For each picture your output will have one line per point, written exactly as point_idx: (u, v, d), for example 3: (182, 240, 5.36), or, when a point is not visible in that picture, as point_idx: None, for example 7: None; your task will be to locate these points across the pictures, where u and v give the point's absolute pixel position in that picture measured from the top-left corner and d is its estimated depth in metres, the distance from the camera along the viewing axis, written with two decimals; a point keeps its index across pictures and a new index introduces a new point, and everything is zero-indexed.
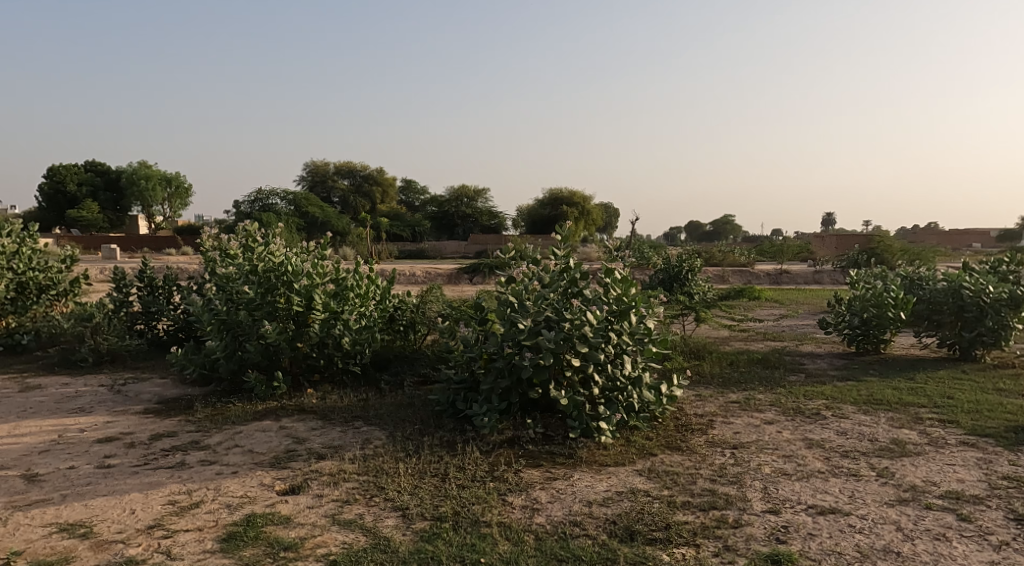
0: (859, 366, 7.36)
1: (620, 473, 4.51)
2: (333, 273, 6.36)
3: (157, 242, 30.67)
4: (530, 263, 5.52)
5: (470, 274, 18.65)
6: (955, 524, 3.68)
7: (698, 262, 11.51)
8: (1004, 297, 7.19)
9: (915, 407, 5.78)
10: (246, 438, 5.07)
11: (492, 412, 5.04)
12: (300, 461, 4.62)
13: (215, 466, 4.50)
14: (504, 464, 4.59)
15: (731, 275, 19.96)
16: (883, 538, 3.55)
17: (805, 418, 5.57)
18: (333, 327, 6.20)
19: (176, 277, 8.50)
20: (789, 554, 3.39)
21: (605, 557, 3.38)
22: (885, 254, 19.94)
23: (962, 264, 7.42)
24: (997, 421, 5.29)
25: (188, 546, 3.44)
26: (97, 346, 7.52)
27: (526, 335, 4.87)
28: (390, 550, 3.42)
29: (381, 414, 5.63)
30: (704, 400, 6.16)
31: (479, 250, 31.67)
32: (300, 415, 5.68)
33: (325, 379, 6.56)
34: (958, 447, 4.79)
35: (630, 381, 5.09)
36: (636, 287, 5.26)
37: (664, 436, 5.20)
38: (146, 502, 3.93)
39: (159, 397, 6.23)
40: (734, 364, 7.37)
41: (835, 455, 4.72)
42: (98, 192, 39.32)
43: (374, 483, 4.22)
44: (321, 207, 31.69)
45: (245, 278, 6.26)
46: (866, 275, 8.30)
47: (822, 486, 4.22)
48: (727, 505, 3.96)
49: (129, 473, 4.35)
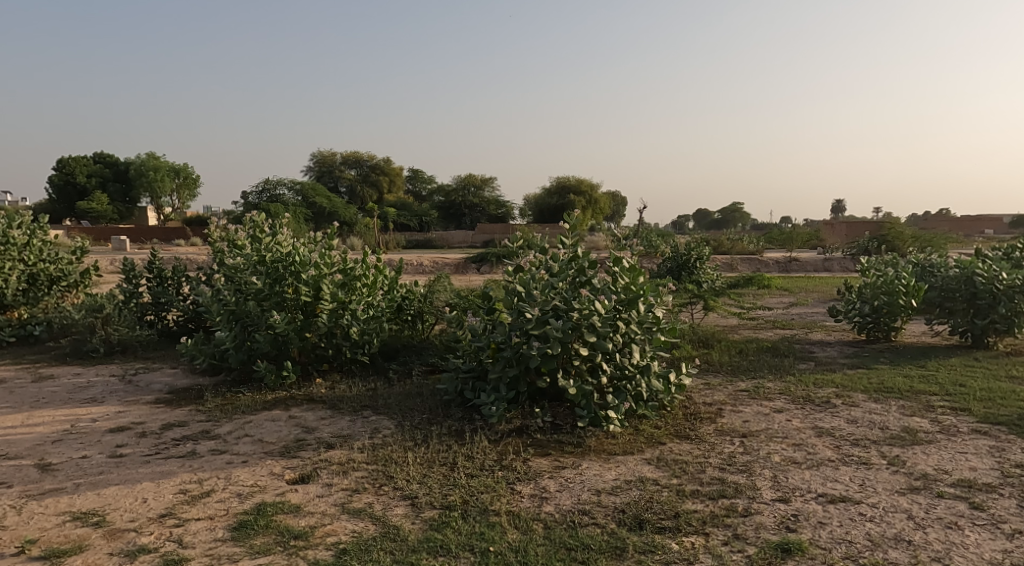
0: (870, 354, 7.31)
1: (628, 462, 4.50)
2: (341, 263, 6.35)
3: (168, 233, 30.69)
4: (538, 252, 5.50)
5: (478, 262, 18.71)
6: (967, 512, 3.66)
7: (707, 250, 11.52)
8: (1018, 283, 7.09)
9: (926, 395, 5.74)
10: (256, 427, 5.09)
11: (500, 401, 5.03)
12: (310, 450, 4.64)
13: (226, 456, 4.52)
14: (512, 453, 4.59)
15: (742, 262, 19.88)
16: (895, 526, 3.54)
17: (815, 406, 5.55)
18: (341, 317, 6.24)
19: (185, 268, 8.54)
20: (799, 543, 3.38)
21: (614, 546, 3.38)
22: (896, 242, 19.79)
23: (975, 251, 7.33)
24: (1009, 409, 5.25)
25: (200, 534, 3.46)
26: (108, 337, 7.57)
27: (534, 324, 4.87)
28: (400, 539, 3.43)
29: (390, 404, 5.64)
30: (713, 389, 6.14)
31: (485, 242, 31.49)
32: (309, 404, 5.71)
33: (334, 368, 6.58)
34: (971, 435, 4.75)
35: (639, 369, 5.07)
36: (644, 275, 5.28)
37: (673, 425, 5.19)
38: (158, 491, 3.95)
39: (170, 387, 6.27)
40: (744, 353, 7.34)
41: (846, 443, 4.70)
42: (108, 183, 39.46)
43: (383, 472, 4.23)
44: (328, 195, 31.73)
45: (252, 268, 6.26)
46: (878, 262, 8.22)
47: (833, 474, 4.20)
48: (736, 494, 3.95)
49: (140, 462, 4.38)
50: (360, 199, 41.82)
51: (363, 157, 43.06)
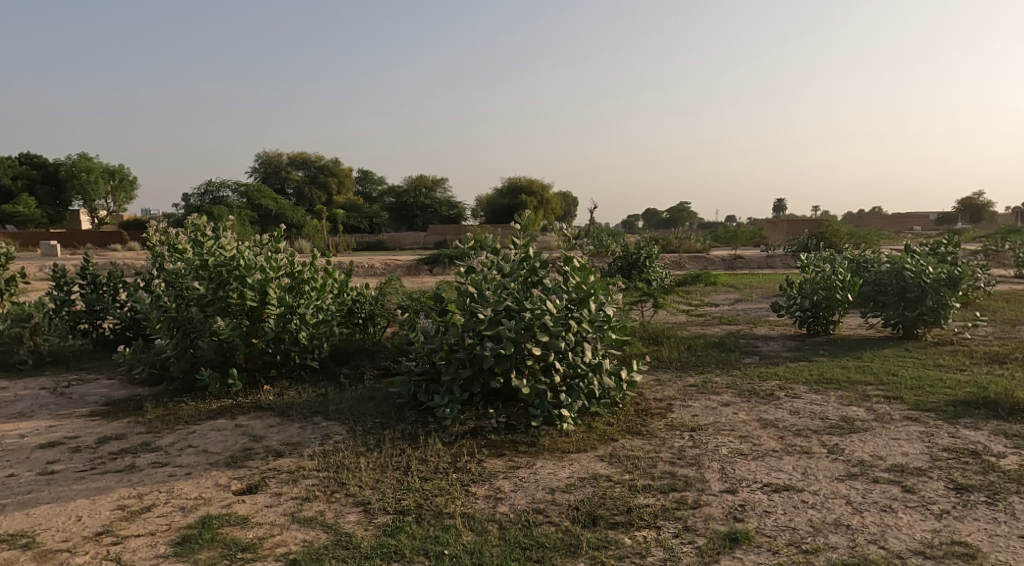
0: (811, 347, 7.53)
1: (582, 459, 4.56)
2: (288, 266, 6.28)
3: (102, 237, 29.77)
4: (489, 252, 5.49)
5: (430, 264, 18.65)
6: (900, 495, 3.81)
7: (656, 249, 11.72)
8: (943, 277, 7.40)
9: (863, 385, 5.95)
10: (200, 437, 4.99)
11: (453, 403, 5.04)
12: (257, 459, 4.56)
13: (167, 468, 4.41)
14: (467, 455, 4.60)
15: (689, 261, 20.30)
16: (834, 512, 3.66)
17: (759, 399, 5.70)
18: (289, 322, 6.15)
19: (121, 274, 8.33)
20: (746, 532, 3.47)
21: (568, 543, 3.42)
22: (832, 239, 20.43)
23: (904, 247, 7.59)
24: (938, 396, 5.49)
25: (139, 552, 3.37)
26: (37, 347, 7.28)
27: (486, 325, 4.90)
28: (353, 546, 3.40)
29: (342, 409, 5.58)
30: (663, 385, 6.26)
31: (437, 243, 31.37)
32: (256, 412, 5.60)
33: (282, 374, 6.48)
34: (903, 422, 4.94)
35: (590, 367, 5.15)
36: (595, 274, 5.36)
37: (625, 421, 5.27)
38: (93, 508, 3.83)
39: (106, 399, 6.08)
40: (692, 348, 7.50)
41: (788, 434, 4.84)
42: (36, 185, 37.90)
43: (335, 479, 4.19)
44: (274, 199, 30.93)
45: (194, 274, 6.06)
46: (816, 258, 8.47)
47: (776, 464, 4.32)
48: (686, 486, 4.04)
49: (74, 478, 4.23)
50: (308, 201, 41.14)
51: (312, 159, 42.48)
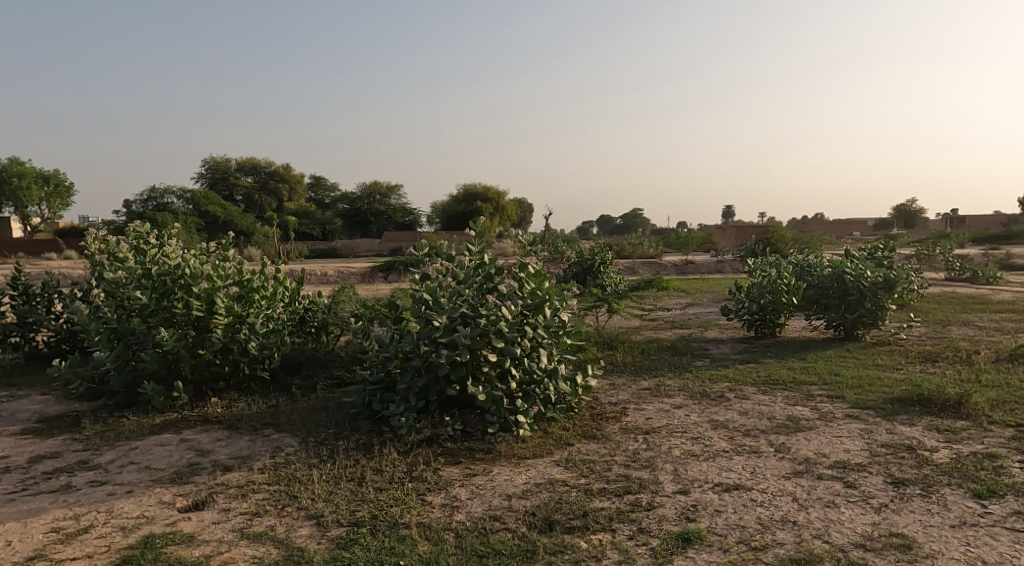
0: (758, 349, 7.71)
1: (538, 464, 4.57)
2: (236, 276, 6.12)
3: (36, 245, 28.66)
4: (444, 259, 5.47)
5: (384, 271, 18.53)
6: (842, 491, 3.92)
7: (610, 254, 11.87)
8: (880, 280, 7.66)
9: (807, 385, 6.11)
10: (143, 453, 4.84)
11: (409, 412, 5.00)
12: (203, 474, 4.45)
13: (106, 486, 4.27)
14: (422, 463, 4.57)
15: (641, 266, 20.55)
16: (781, 509, 3.75)
17: (710, 401, 5.80)
18: (238, 332, 5.99)
19: (55, 284, 8.07)
20: (698, 532, 3.53)
21: (525, 549, 3.42)
22: (778, 244, 20.95)
23: (844, 251, 7.85)
24: (878, 394, 5.67)
25: None
26: None
27: (442, 332, 4.86)
28: (304, 561, 3.35)
29: (294, 421, 5.48)
30: (618, 388, 6.33)
31: (391, 249, 31.14)
32: (203, 426, 5.47)
33: (230, 386, 6.34)
34: (845, 420, 5.09)
35: (546, 373, 5.18)
36: (550, 280, 5.39)
37: (581, 426, 5.30)
38: (25, 531, 3.69)
39: (41, 416, 5.85)
40: (645, 352, 7.60)
41: (738, 434, 4.94)
42: None
43: (286, 492, 4.12)
44: (221, 204, 30.14)
45: (136, 283, 5.93)
46: (762, 263, 8.69)
47: (726, 464, 4.41)
48: (640, 489, 4.08)
49: (4, 501, 4.07)
50: (258, 207, 40.45)
51: (262, 165, 41.76)
